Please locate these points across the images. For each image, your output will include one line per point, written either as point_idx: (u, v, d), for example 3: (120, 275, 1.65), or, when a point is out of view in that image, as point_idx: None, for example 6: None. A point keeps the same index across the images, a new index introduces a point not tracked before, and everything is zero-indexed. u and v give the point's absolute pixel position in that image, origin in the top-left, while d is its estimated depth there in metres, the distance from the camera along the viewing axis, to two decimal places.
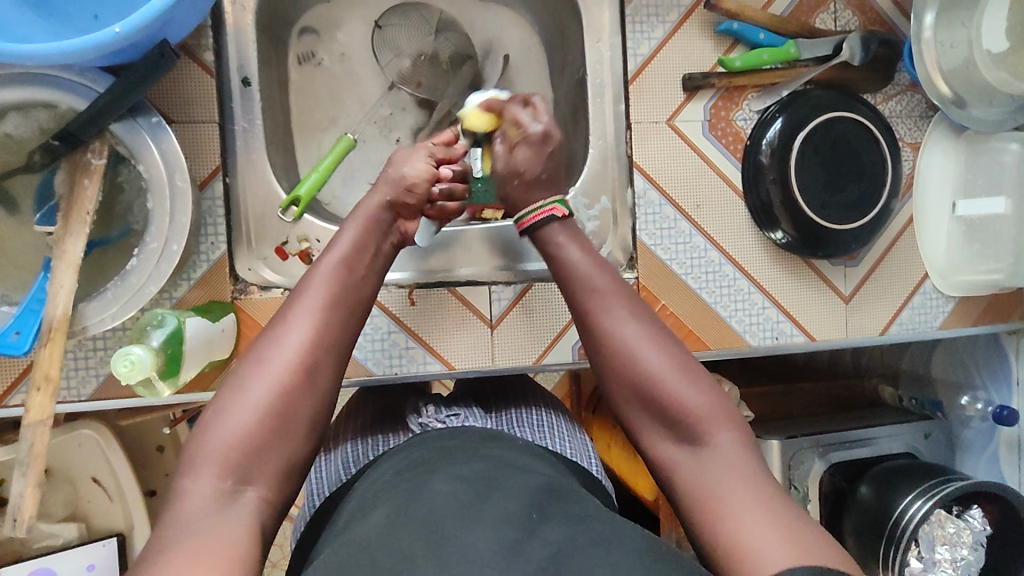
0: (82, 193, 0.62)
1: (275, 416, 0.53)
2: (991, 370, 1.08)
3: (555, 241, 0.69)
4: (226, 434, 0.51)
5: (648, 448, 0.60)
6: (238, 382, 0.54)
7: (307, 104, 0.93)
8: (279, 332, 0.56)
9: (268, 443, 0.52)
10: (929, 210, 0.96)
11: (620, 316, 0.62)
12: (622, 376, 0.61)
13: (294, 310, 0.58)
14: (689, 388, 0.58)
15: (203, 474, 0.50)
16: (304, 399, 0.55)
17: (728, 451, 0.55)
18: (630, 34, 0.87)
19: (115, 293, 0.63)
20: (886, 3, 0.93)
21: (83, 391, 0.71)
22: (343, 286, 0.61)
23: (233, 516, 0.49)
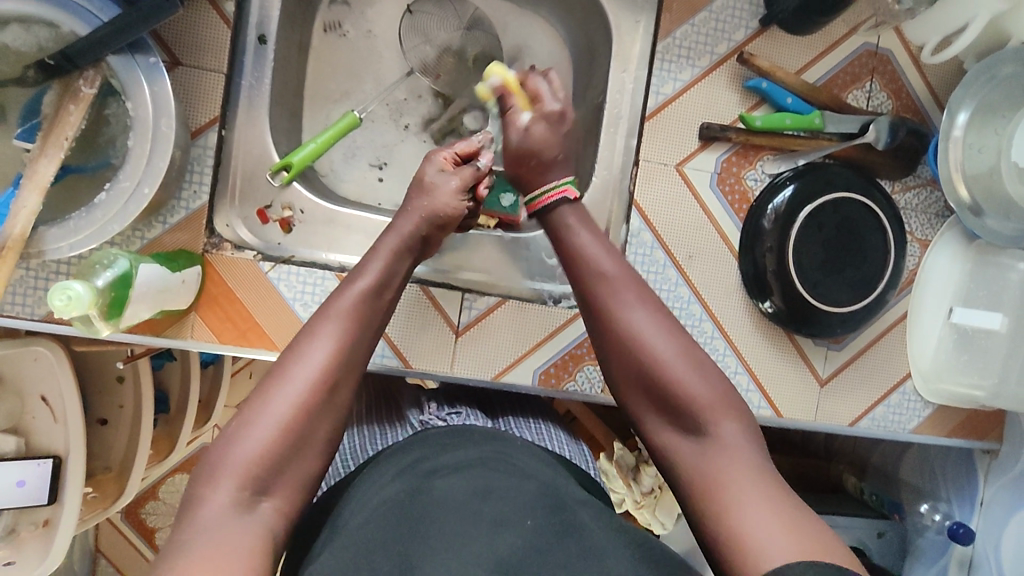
0: (65, 117, 0.62)
1: (292, 438, 0.51)
2: (958, 484, 1.02)
3: (566, 223, 0.68)
4: (248, 449, 0.50)
5: (652, 434, 0.59)
6: (262, 395, 0.53)
7: (323, 72, 0.92)
8: (299, 351, 0.55)
9: (288, 460, 0.51)
10: (925, 312, 0.93)
11: (631, 299, 0.61)
12: (629, 362, 0.60)
13: (320, 330, 0.56)
14: (694, 377, 0.57)
15: (223, 487, 0.49)
16: (322, 420, 0.53)
17: (732, 441, 0.54)
18: (656, 71, 0.86)
19: (78, 223, 0.62)
20: (923, 91, 0.92)
21: (36, 310, 0.70)
22: (367, 305, 0.60)
23: (250, 525, 0.48)
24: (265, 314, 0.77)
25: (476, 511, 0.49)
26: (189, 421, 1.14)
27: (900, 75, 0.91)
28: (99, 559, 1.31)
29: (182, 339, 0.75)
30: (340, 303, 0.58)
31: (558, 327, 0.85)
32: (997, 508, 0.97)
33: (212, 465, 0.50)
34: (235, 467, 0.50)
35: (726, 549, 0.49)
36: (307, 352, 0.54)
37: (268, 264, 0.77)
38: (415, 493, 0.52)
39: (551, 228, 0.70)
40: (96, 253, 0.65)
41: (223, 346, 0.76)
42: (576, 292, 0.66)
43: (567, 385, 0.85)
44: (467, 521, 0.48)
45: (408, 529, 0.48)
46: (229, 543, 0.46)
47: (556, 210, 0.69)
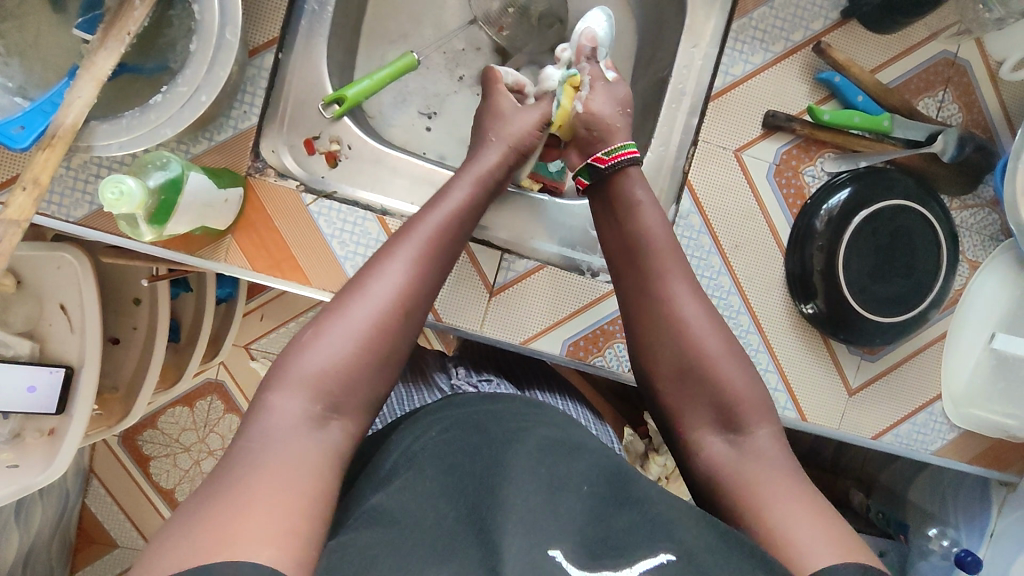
0: (129, 11, 0.60)
1: (368, 353, 0.52)
2: (969, 512, 1.00)
3: (630, 190, 0.67)
4: (321, 357, 0.51)
5: (685, 429, 0.58)
6: (338, 306, 0.53)
7: (384, 11, 0.90)
8: (377, 268, 0.55)
9: (363, 371, 0.51)
10: (964, 335, 0.91)
11: (685, 286, 0.60)
12: (674, 352, 0.59)
13: (399, 249, 0.57)
14: (740, 377, 0.58)
15: (298, 395, 0.49)
16: (401, 339, 0.54)
17: (769, 446, 0.55)
18: (728, 50, 0.83)
19: (130, 122, 0.61)
20: (995, 110, 0.88)
21: (72, 213, 0.69)
22: (444, 230, 0.60)
23: (321, 441, 0.48)
24: (301, 245, 0.75)
25: (536, 468, 0.48)
26: (202, 351, 1.13)
27: (975, 89, 0.88)
28: (92, 478, 1.32)
29: (216, 260, 0.74)
30: (425, 226, 0.59)
31: (593, 300, 0.83)
32: (1006, 543, 0.94)
33: (285, 371, 0.50)
34: (308, 375, 0.50)
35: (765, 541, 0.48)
36: (387, 268, 0.55)
37: (310, 196, 0.75)
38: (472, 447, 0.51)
39: (609, 198, 0.68)
40: (144, 157, 0.64)
41: (255, 274, 0.74)
42: (624, 274, 0.65)
43: (595, 360, 0.83)
44: (530, 472, 0.47)
45: (465, 480, 0.48)
46: (301, 458, 0.46)
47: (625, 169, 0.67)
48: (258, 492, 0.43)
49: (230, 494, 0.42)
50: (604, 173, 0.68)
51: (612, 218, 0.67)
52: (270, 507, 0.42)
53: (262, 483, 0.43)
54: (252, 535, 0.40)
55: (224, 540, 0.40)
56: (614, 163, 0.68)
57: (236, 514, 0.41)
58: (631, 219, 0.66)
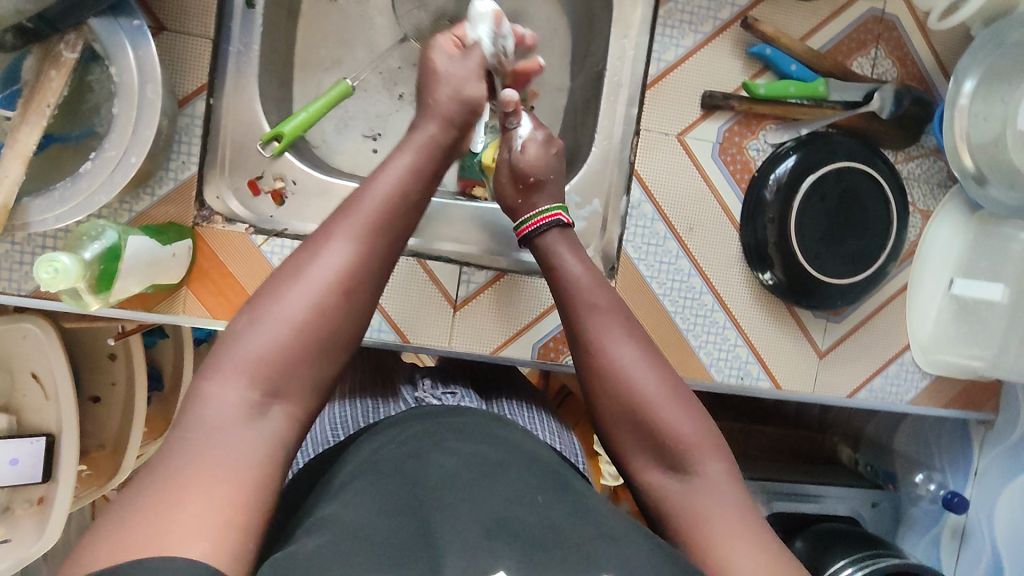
0: (46, 83, 0.59)
1: (306, 339, 0.50)
2: (952, 455, 1.03)
3: (555, 248, 0.70)
4: (257, 344, 0.49)
5: (634, 469, 0.58)
6: (275, 290, 0.51)
7: (313, 39, 0.89)
8: (317, 250, 0.53)
9: (304, 358, 0.50)
10: (925, 284, 0.93)
11: (617, 335, 0.60)
12: (614, 398, 0.59)
13: (337, 227, 0.54)
14: (681, 415, 0.57)
15: (234, 383, 0.47)
16: (346, 320, 0.52)
17: (715, 482, 0.54)
18: (658, 37, 0.84)
19: (63, 194, 0.60)
20: (929, 60, 0.89)
21: (24, 286, 0.68)
22: (391, 210, 0.56)
23: (257, 432, 0.46)
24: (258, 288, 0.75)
25: (482, 478, 0.49)
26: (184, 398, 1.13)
27: (906, 42, 0.89)
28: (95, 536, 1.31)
29: (172, 313, 0.73)
30: (364, 201, 0.56)
31: None
32: (991, 478, 0.97)
33: (221, 359, 0.49)
34: (241, 363, 0.48)
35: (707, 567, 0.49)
36: (326, 250, 0.53)
37: (261, 237, 0.75)
38: (415, 462, 0.52)
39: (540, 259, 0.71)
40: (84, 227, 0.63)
41: (215, 322, 0.74)
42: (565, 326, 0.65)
43: (566, 359, 0.84)
44: (474, 484, 0.48)
45: (408, 493, 0.48)
46: (240, 449, 0.45)
47: (540, 235, 0.71)
48: (195, 488, 0.42)
49: (163, 487, 0.41)
50: (528, 238, 0.72)
51: (545, 274, 0.69)
52: (204, 504, 0.41)
53: (198, 482, 0.42)
54: (183, 530, 0.39)
55: (153, 536, 0.39)
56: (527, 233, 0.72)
57: (171, 508, 0.40)
58: (560, 275, 0.67)
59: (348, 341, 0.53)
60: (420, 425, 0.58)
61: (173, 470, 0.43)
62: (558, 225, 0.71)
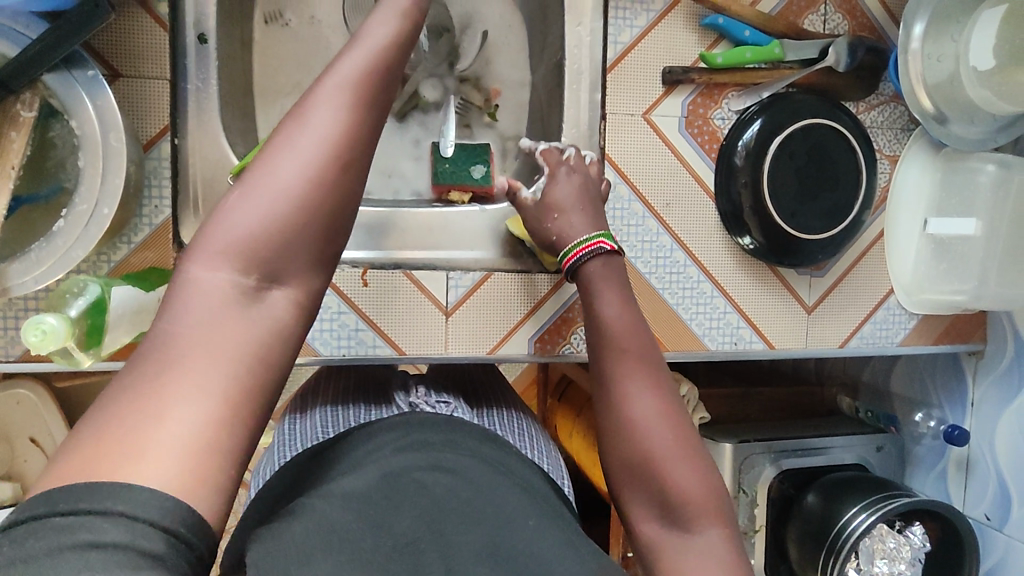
0: (7, 146, 0.58)
1: (303, 212, 0.45)
2: (948, 388, 1.06)
3: (593, 278, 0.67)
4: (249, 222, 0.44)
5: (631, 515, 0.58)
6: (264, 161, 0.46)
7: (270, 66, 0.89)
8: (303, 118, 0.47)
9: (300, 236, 0.45)
10: (900, 226, 0.94)
11: (640, 386, 0.58)
12: (625, 445, 0.57)
13: (325, 94, 0.47)
14: (689, 474, 0.55)
15: (223, 266, 0.43)
16: (345, 195, 0.47)
17: (712, 544, 0.53)
18: (612, 20, 0.84)
19: (39, 255, 0.60)
20: (877, 9, 0.91)
21: (13, 351, 0.68)
22: (380, 77, 0.49)
23: (257, 319, 0.43)
24: None
25: (475, 503, 0.48)
26: None
27: None
28: None
29: None
30: (344, 69, 0.48)
31: (548, 292, 0.85)
32: (987, 406, 0.99)
33: (206, 238, 0.44)
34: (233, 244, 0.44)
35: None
36: (312, 116, 0.46)
37: None
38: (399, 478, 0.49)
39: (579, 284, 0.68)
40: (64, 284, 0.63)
41: None
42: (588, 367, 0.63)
43: (563, 349, 0.85)
44: (460, 504, 0.47)
45: (388, 499, 0.47)
46: (225, 346, 0.41)
47: (584, 268, 0.68)
48: (170, 398, 0.38)
49: (133, 396, 0.38)
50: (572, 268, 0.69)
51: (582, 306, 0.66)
52: (179, 421, 0.38)
53: (175, 392, 0.39)
54: (154, 452, 0.36)
55: (120, 455, 0.36)
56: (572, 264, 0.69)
57: (142, 420, 0.37)
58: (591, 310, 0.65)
59: (344, 218, 0.47)
60: (418, 430, 0.58)
61: (148, 377, 0.39)
62: (605, 251, 0.68)
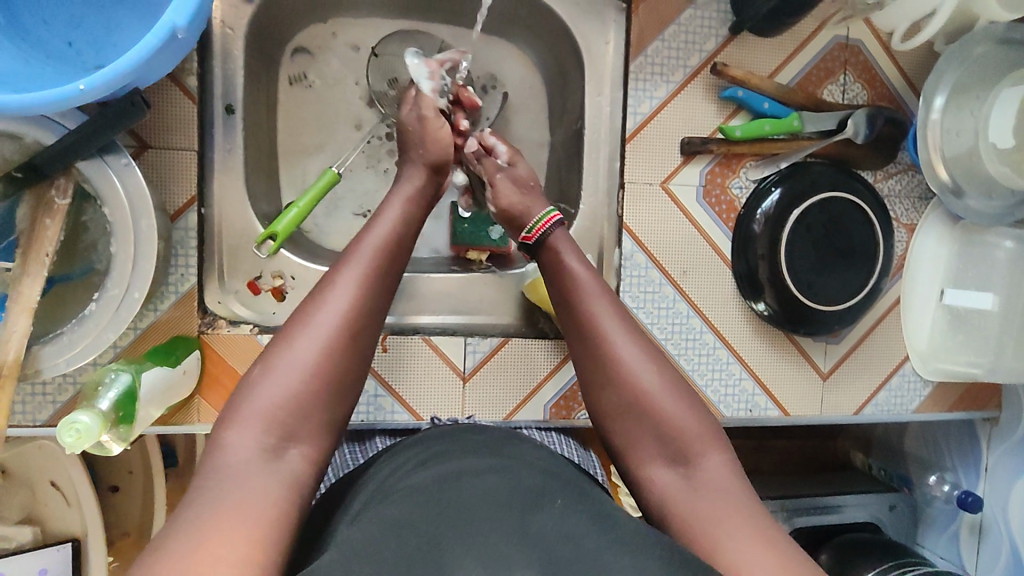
0: (42, 233, 0.60)
1: (315, 382, 0.52)
2: (962, 452, 1.05)
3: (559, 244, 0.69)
4: (272, 393, 0.51)
5: (636, 467, 0.59)
6: (285, 338, 0.54)
7: (293, 127, 0.90)
8: (323, 298, 0.56)
9: (311, 404, 0.52)
10: (917, 296, 0.94)
11: (619, 328, 0.62)
12: (619, 391, 0.60)
13: (341, 276, 0.57)
14: (682, 409, 0.59)
15: (252, 430, 0.49)
16: (354, 364, 0.55)
17: (718, 473, 0.56)
18: (632, 91, 0.85)
19: (71, 337, 0.61)
20: (897, 79, 0.91)
21: (39, 416, 0.71)
22: (387, 258, 0.59)
23: (278, 473, 0.48)
24: None
25: (502, 495, 0.50)
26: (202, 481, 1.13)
27: (872, 64, 0.90)
28: None
29: (187, 423, 0.74)
30: (363, 245, 0.59)
31: (563, 359, 0.86)
32: (1001, 473, 0.99)
33: (239, 408, 0.50)
34: (259, 410, 0.50)
35: (717, 561, 0.50)
36: (330, 298, 0.55)
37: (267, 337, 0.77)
38: (441, 492, 0.50)
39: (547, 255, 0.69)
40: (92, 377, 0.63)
41: None
42: (566, 328, 0.65)
43: (578, 415, 0.86)
44: (500, 508, 0.49)
45: (438, 516, 0.48)
46: (264, 485, 0.47)
47: (548, 237, 0.69)
48: (222, 522, 0.44)
49: (190, 526, 0.43)
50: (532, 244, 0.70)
51: (546, 277, 0.68)
52: (232, 537, 0.43)
53: (229, 517, 0.44)
54: (211, 562, 0.41)
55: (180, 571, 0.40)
56: (539, 237, 0.70)
57: (199, 541, 0.42)
58: (560, 271, 0.67)
59: (352, 388, 0.54)
60: (435, 444, 0.59)
61: (202, 509, 0.45)
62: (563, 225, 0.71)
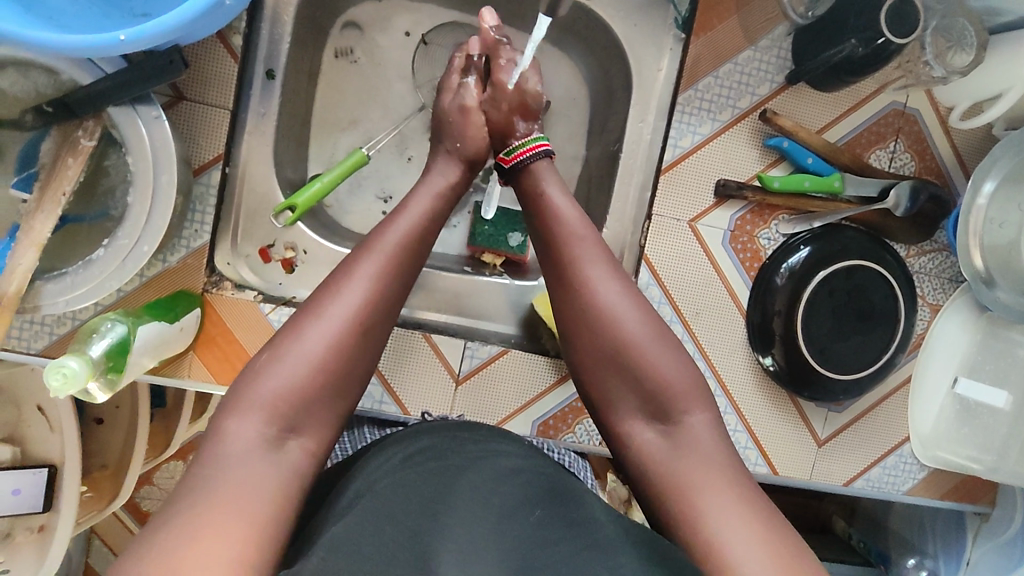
0: (63, 171, 0.61)
1: (323, 375, 0.52)
2: (946, 541, 1.02)
3: (546, 181, 0.67)
4: (276, 382, 0.51)
5: (618, 422, 0.59)
6: (296, 326, 0.53)
7: (332, 99, 0.89)
8: (336, 288, 0.55)
9: (317, 396, 0.52)
10: (928, 378, 0.92)
11: (603, 271, 0.61)
12: (600, 343, 0.60)
13: (360, 268, 0.56)
14: (664, 359, 0.59)
15: (252, 422, 0.49)
16: (361, 357, 0.55)
17: (699, 429, 0.56)
18: (676, 123, 0.84)
19: (74, 279, 0.62)
20: (948, 153, 0.89)
21: (33, 345, 0.71)
22: (405, 253, 0.59)
23: (275, 465, 0.48)
24: None
25: (490, 498, 0.50)
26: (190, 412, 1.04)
27: (926, 136, 0.88)
28: (93, 537, 1.18)
29: (178, 377, 0.74)
30: (385, 240, 0.58)
31: (559, 378, 0.84)
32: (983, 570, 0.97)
33: (239, 398, 0.50)
34: (262, 399, 0.50)
35: (698, 541, 0.50)
36: (348, 287, 0.55)
37: (269, 306, 0.76)
38: (436, 485, 0.50)
39: (527, 191, 0.68)
40: (86, 327, 0.63)
41: (219, 387, 0.75)
42: (547, 264, 0.64)
43: (565, 437, 0.84)
44: (484, 503, 0.49)
45: (421, 513, 0.47)
46: (256, 478, 0.47)
47: (529, 167, 0.69)
48: (210, 523, 0.43)
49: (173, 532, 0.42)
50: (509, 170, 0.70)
51: (535, 214, 0.67)
52: (223, 543, 0.42)
53: (214, 511, 0.44)
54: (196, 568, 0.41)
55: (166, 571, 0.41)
56: (516, 162, 0.70)
57: (185, 546, 0.42)
58: (548, 208, 0.65)
59: (354, 384, 0.55)
60: (422, 432, 0.57)
61: (183, 514, 0.44)
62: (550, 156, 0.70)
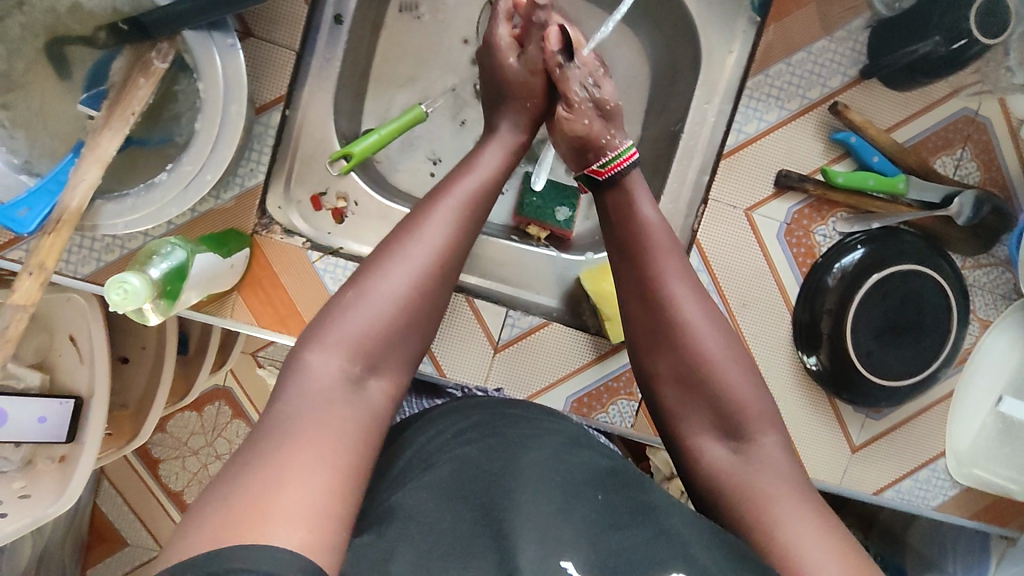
0: (134, 91, 0.60)
1: (405, 314, 0.54)
2: (968, 563, 1.00)
3: (637, 191, 0.67)
4: (361, 320, 0.52)
5: (688, 438, 0.59)
6: (380, 265, 0.55)
7: (392, 54, 0.88)
8: (419, 231, 0.57)
9: (399, 334, 0.53)
10: (971, 395, 0.90)
11: (688, 289, 0.61)
12: (680, 358, 0.60)
13: (440, 212, 0.58)
14: (743, 381, 0.59)
15: (335, 358, 0.50)
16: (438, 301, 0.56)
17: (772, 451, 0.57)
18: (742, 108, 0.82)
19: (136, 201, 0.62)
20: (1016, 167, 0.85)
21: (80, 269, 0.71)
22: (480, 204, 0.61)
23: (351, 407, 0.49)
24: (307, 304, 0.75)
25: (552, 476, 0.48)
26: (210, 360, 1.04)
27: (994, 146, 0.85)
28: (102, 479, 1.18)
29: (222, 316, 0.74)
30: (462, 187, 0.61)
31: (597, 356, 0.83)
32: None
33: (322, 334, 0.51)
34: (347, 336, 0.51)
35: (770, 554, 0.50)
36: (430, 230, 0.57)
37: (316, 253, 0.76)
38: (499, 459, 0.49)
39: (613, 199, 0.68)
40: (144, 251, 0.62)
41: (261, 330, 0.75)
42: (626, 276, 0.64)
43: (598, 417, 0.83)
44: (544, 478, 0.48)
45: (490, 490, 0.46)
46: (328, 428, 0.46)
47: (626, 177, 0.68)
48: (282, 475, 0.42)
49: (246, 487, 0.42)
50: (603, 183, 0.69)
51: (617, 224, 0.66)
52: (299, 492, 0.42)
53: (289, 458, 0.43)
54: (274, 518, 0.40)
55: (251, 521, 0.39)
56: (611, 175, 0.68)
57: (261, 494, 0.41)
58: (635, 220, 0.65)
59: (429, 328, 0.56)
60: (475, 412, 0.56)
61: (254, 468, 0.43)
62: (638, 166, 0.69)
